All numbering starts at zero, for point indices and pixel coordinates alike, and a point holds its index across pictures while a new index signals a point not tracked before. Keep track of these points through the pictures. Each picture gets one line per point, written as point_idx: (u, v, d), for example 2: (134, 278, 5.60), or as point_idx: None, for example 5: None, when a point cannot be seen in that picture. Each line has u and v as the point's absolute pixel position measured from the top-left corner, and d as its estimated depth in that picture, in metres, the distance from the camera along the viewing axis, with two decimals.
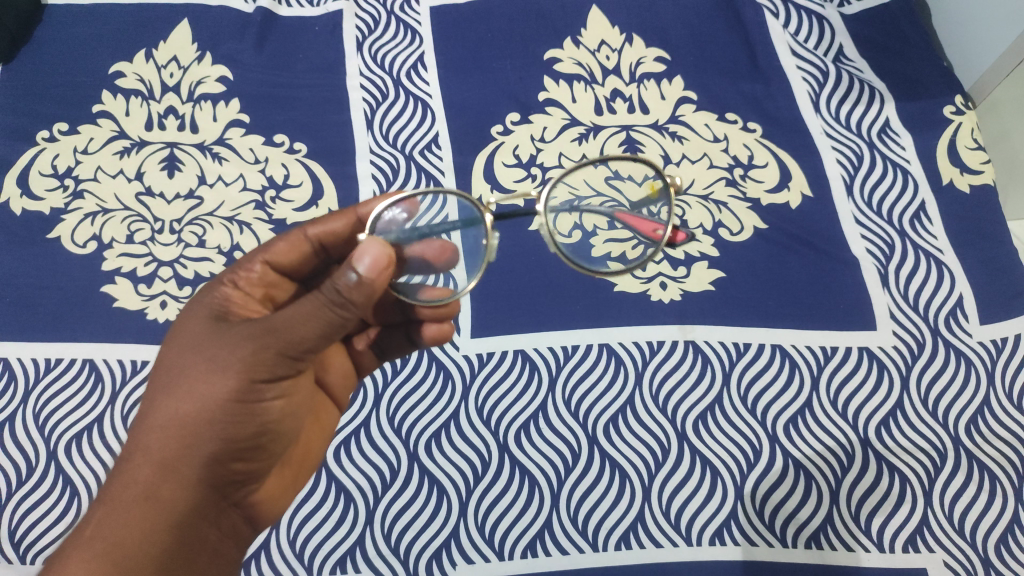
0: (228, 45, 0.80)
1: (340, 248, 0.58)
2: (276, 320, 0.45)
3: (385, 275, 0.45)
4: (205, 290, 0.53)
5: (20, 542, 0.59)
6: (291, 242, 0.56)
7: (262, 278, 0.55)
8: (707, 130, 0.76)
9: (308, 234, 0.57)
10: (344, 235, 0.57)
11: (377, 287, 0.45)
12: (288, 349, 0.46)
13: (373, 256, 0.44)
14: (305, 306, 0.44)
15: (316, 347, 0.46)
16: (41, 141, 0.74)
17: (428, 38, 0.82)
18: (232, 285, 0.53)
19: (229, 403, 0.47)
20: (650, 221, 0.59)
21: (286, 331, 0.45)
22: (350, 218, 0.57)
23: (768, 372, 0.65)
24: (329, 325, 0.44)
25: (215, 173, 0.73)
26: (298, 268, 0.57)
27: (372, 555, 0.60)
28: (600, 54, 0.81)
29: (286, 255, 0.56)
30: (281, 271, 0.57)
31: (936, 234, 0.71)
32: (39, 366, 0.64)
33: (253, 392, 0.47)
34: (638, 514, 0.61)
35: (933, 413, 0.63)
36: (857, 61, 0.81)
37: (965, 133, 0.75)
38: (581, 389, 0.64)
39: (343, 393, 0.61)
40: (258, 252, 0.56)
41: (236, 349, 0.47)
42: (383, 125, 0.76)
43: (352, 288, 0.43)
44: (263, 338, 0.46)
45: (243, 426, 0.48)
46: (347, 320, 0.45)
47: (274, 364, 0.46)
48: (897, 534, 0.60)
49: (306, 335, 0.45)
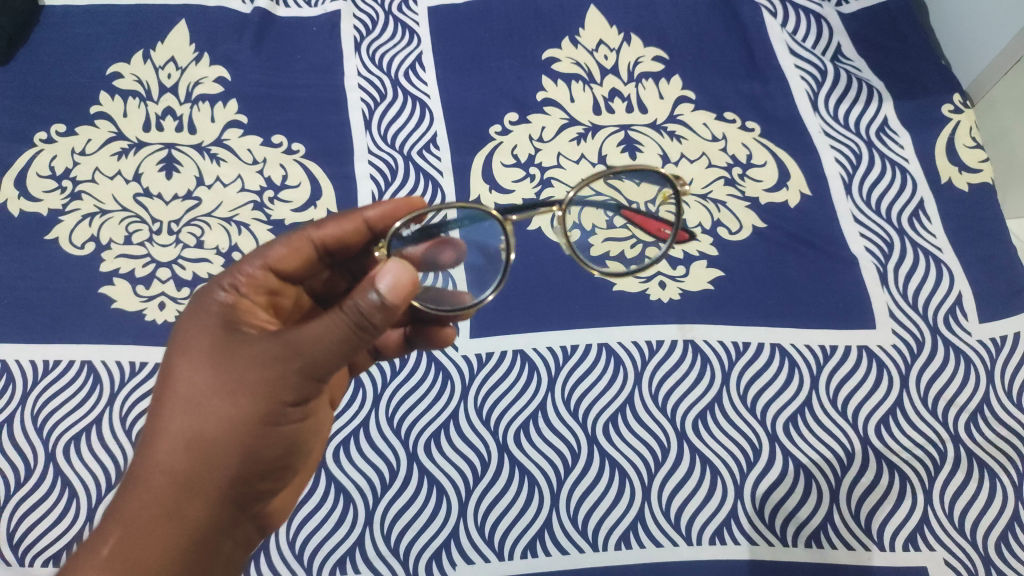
0: (226, 46, 0.80)
1: (340, 251, 0.58)
2: (299, 342, 0.45)
3: (407, 295, 0.45)
4: (207, 298, 0.51)
5: (18, 544, 0.59)
6: (292, 247, 0.54)
7: (265, 284, 0.54)
8: (706, 129, 0.76)
9: (311, 238, 0.55)
10: (347, 239, 0.57)
11: (398, 307, 0.45)
12: (313, 368, 0.46)
13: (396, 277, 0.44)
14: (330, 325, 0.44)
15: (340, 364, 0.46)
16: (40, 142, 0.74)
17: (427, 38, 0.82)
18: (234, 291, 0.52)
19: (252, 420, 0.47)
20: (656, 220, 0.59)
21: (311, 349, 0.45)
22: (356, 222, 0.56)
23: (768, 371, 0.65)
24: (353, 343, 0.45)
25: (214, 174, 0.73)
26: (298, 272, 0.56)
27: (372, 555, 0.60)
28: (599, 54, 0.81)
29: (287, 260, 0.54)
30: (283, 276, 0.55)
31: (935, 233, 0.71)
32: (38, 368, 0.64)
33: (275, 409, 0.47)
34: (638, 513, 0.61)
35: (932, 411, 0.63)
36: (856, 60, 0.81)
37: (964, 131, 0.75)
38: (580, 389, 0.64)
39: (340, 391, 0.61)
40: (257, 255, 0.54)
41: (257, 367, 0.46)
42: (382, 126, 0.76)
43: (376, 310, 0.44)
44: (286, 356, 0.46)
45: (264, 442, 0.48)
46: (371, 338, 0.45)
47: (297, 384, 0.46)
48: (898, 532, 0.60)
49: (332, 357, 0.45)
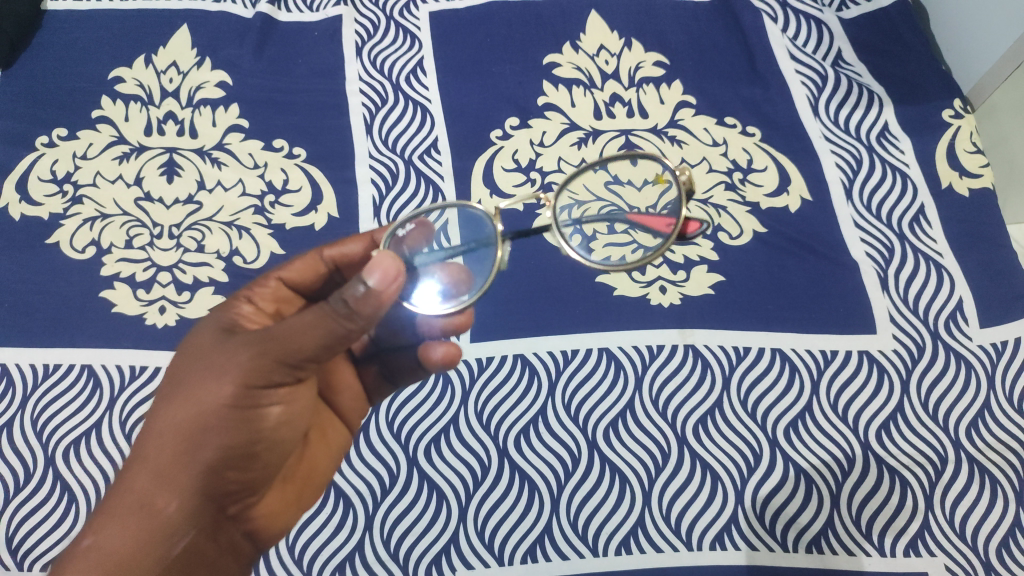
0: (228, 50, 0.81)
1: (354, 271, 0.59)
2: (276, 328, 0.45)
3: (396, 287, 0.44)
4: (218, 305, 0.54)
5: (17, 548, 0.59)
6: (306, 262, 0.57)
7: (274, 293, 0.56)
8: (707, 133, 0.76)
9: (323, 255, 0.57)
10: (359, 259, 0.58)
11: (385, 302, 0.44)
12: (288, 359, 0.45)
13: (383, 269, 0.44)
14: (307, 316, 0.44)
15: (316, 351, 0.45)
16: (41, 146, 0.74)
17: (428, 43, 0.82)
18: (247, 300, 0.54)
19: (229, 412, 0.47)
20: (662, 217, 0.57)
21: (288, 341, 0.45)
22: (365, 241, 0.58)
23: (768, 375, 0.65)
24: (330, 335, 0.44)
25: (215, 178, 0.73)
26: (311, 288, 0.58)
27: (371, 560, 0.60)
28: (599, 59, 0.81)
29: (301, 273, 0.57)
30: (294, 288, 0.57)
31: (935, 237, 0.71)
32: (38, 371, 0.64)
33: (251, 400, 0.47)
34: (638, 518, 0.61)
35: (933, 417, 0.63)
36: (856, 65, 0.81)
37: (964, 136, 0.76)
38: (581, 393, 0.64)
39: (355, 415, 0.61)
40: (272, 270, 0.57)
41: (235, 355, 0.47)
42: (383, 130, 0.77)
43: (358, 300, 0.43)
44: (265, 347, 0.46)
45: (243, 436, 0.48)
46: (350, 332, 0.44)
47: (272, 370, 0.46)
48: (898, 538, 0.60)
49: (304, 342, 0.44)
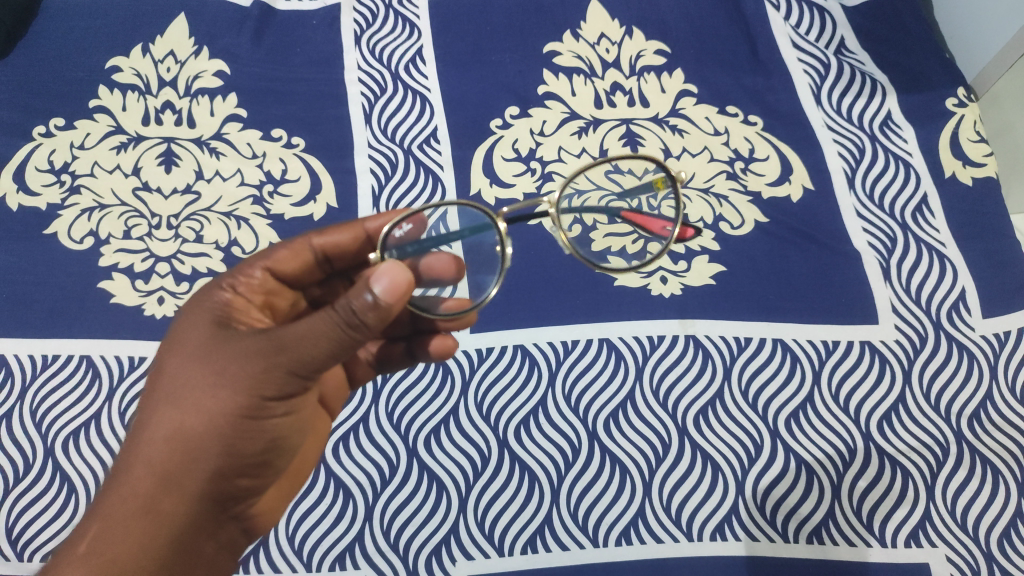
0: (225, 39, 0.80)
1: (343, 260, 0.58)
2: (286, 336, 0.44)
3: (405, 296, 0.44)
4: (204, 294, 0.53)
5: (17, 539, 0.59)
6: (293, 250, 0.56)
7: (263, 284, 0.55)
8: (708, 122, 0.76)
9: (311, 244, 0.57)
10: (348, 248, 0.57)
11: (394, 310, 0.44)
12: (297, 367, 0.45)
13: (391, 278, 0.43)
14: (317, 325, 0.43)
15: (328, 362, 0.45)
16: (39, 136, 0.74)
17: (427, 31, 0.81)
18: (232, 290, 0.53)
19: (235, 419, 0.46)
20: (657, 220, 0.58)
21: (296, 348, 0.44)
22: (357, 231, 0.57)
23: (770, 366, 0.64)
24: (341, 346, 0.43)
25: (213, 168, 0.73)
26: (299, 277, 0.57)
27: (372, 552, 0.60)
28: (600, 47, 0.80)
29: (288, 262, 0.56)
30: (282, 279, 0.56)
31: (938, 227, 0.70)
32: (37, 362, 0.64)
33: (259, 408, 0.47)
34: (639, 509, 0.60)
35: (935, 406, 0.63)
36: (859, 53, 0.80)
37: (968, 125, 0.75)
38: (581, 384, 0.64)
39: (338, 402, 0.60)
40: (259, 258, 0.55)
41: (243, 361, 0.46)
42: (382, 120, 0.76)
43: (368, 309, 0.42)
44: (273, 356, 0.45)
45: (249, 442, 0.47)
46: (359, 341, 0.44)
47: (282, 381, 0.46)
48: (899, 530, 0.60)
49: (315, 354, 0.44)
